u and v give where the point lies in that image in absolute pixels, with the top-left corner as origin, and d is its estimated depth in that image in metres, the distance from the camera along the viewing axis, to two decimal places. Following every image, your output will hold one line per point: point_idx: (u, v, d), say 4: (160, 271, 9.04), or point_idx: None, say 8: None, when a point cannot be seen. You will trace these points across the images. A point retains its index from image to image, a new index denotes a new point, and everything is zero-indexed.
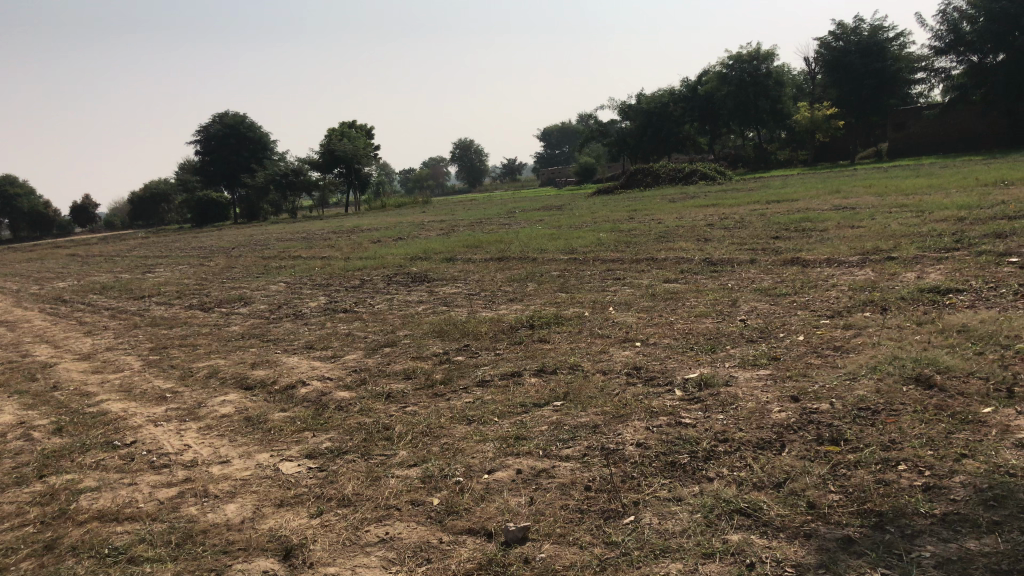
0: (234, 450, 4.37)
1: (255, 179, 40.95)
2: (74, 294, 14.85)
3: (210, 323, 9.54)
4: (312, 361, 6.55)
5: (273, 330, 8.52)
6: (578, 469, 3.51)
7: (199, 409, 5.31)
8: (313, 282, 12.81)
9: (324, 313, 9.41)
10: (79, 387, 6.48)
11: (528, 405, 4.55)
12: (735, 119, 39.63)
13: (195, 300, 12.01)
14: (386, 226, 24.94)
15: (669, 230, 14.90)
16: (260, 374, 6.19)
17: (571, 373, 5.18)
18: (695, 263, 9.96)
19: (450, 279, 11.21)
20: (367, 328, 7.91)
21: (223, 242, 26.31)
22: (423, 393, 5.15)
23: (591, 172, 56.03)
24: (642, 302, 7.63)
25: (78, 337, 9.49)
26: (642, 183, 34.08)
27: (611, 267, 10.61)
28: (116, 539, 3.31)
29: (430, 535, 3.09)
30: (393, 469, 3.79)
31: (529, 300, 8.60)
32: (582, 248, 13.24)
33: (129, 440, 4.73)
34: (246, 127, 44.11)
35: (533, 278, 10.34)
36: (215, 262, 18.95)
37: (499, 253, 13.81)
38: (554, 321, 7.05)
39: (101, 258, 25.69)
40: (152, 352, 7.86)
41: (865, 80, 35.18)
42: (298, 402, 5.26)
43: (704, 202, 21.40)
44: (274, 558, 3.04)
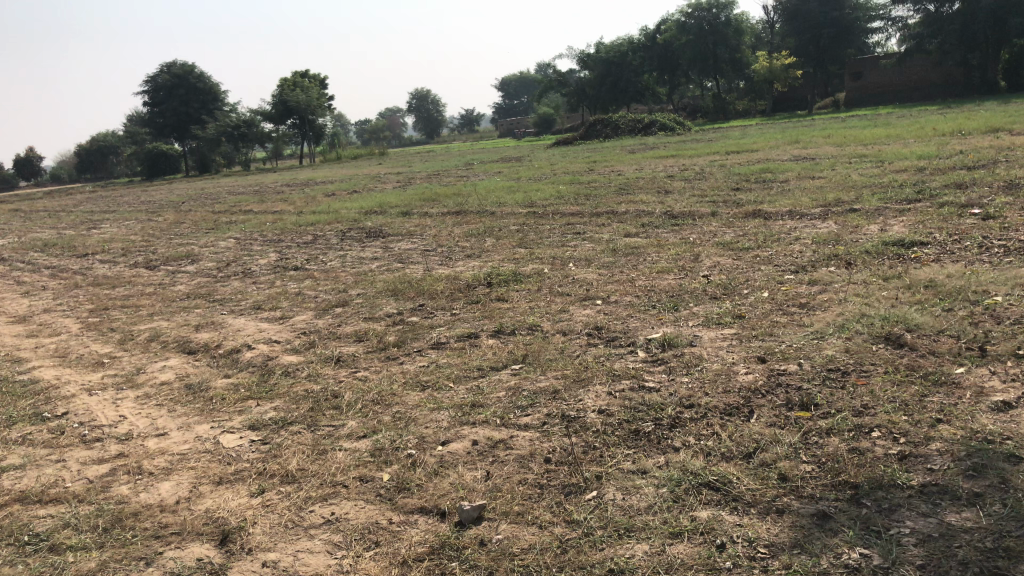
0: (172, 421, 4.11)
1: (206, 131, 39.82)
2: (14, 252, 14.27)
3: (156, 282, 9.15)
4: (261, 323, 6.26)
5: (220, 289, 8.19)
6: (537, 439, 3.32)
7: (138, 376, 5.02)
8: (265, 238, 12.41)
9: (276, 271, 9.08)
10: (12, 353, 6.12)
11: (485, 369, 4.34)
12: (694, 70, 39.35)
13: (141, 258, 11.57)
14: (341, 179, 24.38)
15: (629, 182, 14.72)
16: (205, 338, 5.89)
17: (530, 334, 4.98)
18: (657, 216, 9.77)
19: (407, 234, 10.91)
20: (319, 287, 7.63)
21: (173, 197, 25.58)
22: (375, 357, 4.91)
23: (549, 123, 55.45)
24: (602, 257, 7.45)
25: (15, 298, 9.05)
26: (601, 135, 33.77)
27: (571, 220, 10.39)
28: (39, 524, 3.05)
29: (379, 515, 2.88)
30: (341, 442, 3.57)
31: (486, 256, 8.38)
32: (541, 201, 13.01)
33: (59, 411, 4.43)
34: (195, 76, 42.70)
35: (492, 232, 10.09)
36: (164, 217, 18.37)
37: (457, 206, 13.50)
38: (513, 278, 6.83)
39: (45, 213, 24.82)
40: (92, 314, 7.50)
41: (823, 29, 35.04)
42: (244, 368, 4.99)
43: (663, 154, 21.19)
44: (209, 544, 2.81)
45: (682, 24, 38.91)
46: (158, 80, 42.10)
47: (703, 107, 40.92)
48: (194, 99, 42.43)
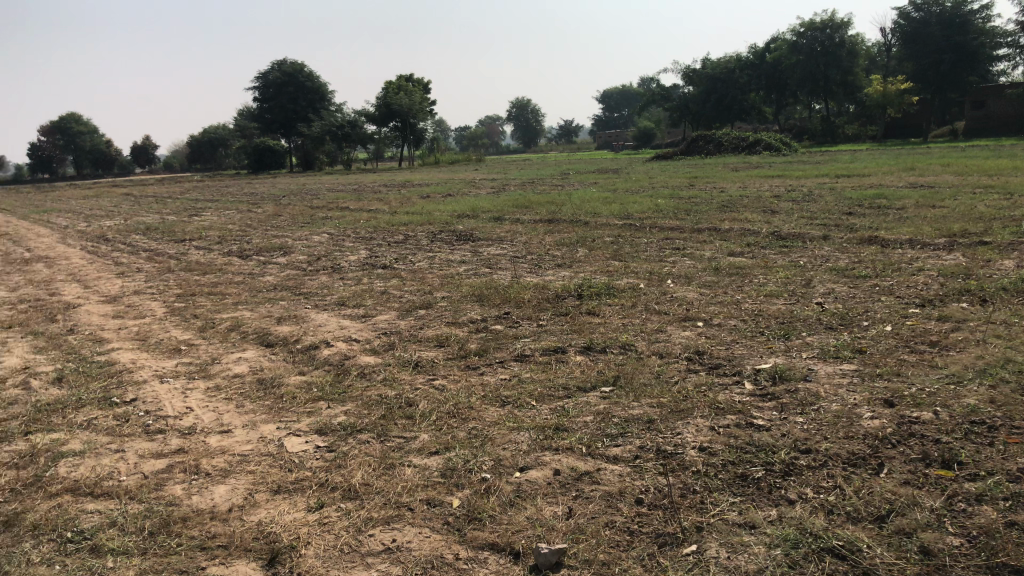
0: (238, 418, 3.88)
1: (312, 129, 40.67)
2: (118, 234, 14.64)
3: (246, 271, 9.12)
4: (342, 320, 6.06)
5: (308, 282, 8.07)
6: (628, 476, 2.95)
7: (212, 366, 4.84)
8: (356, 235, 12.34)
9: (363, 268, 8.92)
10: (95, 332, 6.08)
11: (572, 389, 3.98)
12: (803, 90, 38.14)
13: (234, 246, 11.64)
14: (436, 182, 24.42)
15: (733, 200, 14.14)
16: (284, 331, 5.70)
17: (623, 354, 4.60)
18: (762, 236, 9.22)
19: (498, 240, 10.64)
20: (405, 287, 7.41)
21: (275, 190, 26.14)
22: (455, 365, 4.60)
23: (649, 137, 54.47)
24: (704, 276, 6.99)
25: (109, 278, 9.16)
26: (703, 151, 33.03)
27: (670, 235, 9.93)
28: (83, 520, 2.84)
29: (445, 547, 2.56)
30: (411, 457, 3.27)
31: (579, 267, 8.02)
32: (638, 214, 12.58)
33: (128, 397, 4.27)
34: (304, 75, 43.72)
35: (585, 243, 9.71)
36: (262, 209, 18.67)
37: (551, 214, 13.18)
38: (606, 292, 6.43)
39: (154, 198, 25.69)
40: (179, 298, 7.46)
41: (944, 54, 33.43)
42: (319, 366, 4.76)
43: (768, 173, 20.40)
44: (256, 563, 2.53)
45: (794, 44, 37.80)
46: (269, 76, 43.33)
47: (809, 129, 39.54)
48: (302, 97, 43.44)
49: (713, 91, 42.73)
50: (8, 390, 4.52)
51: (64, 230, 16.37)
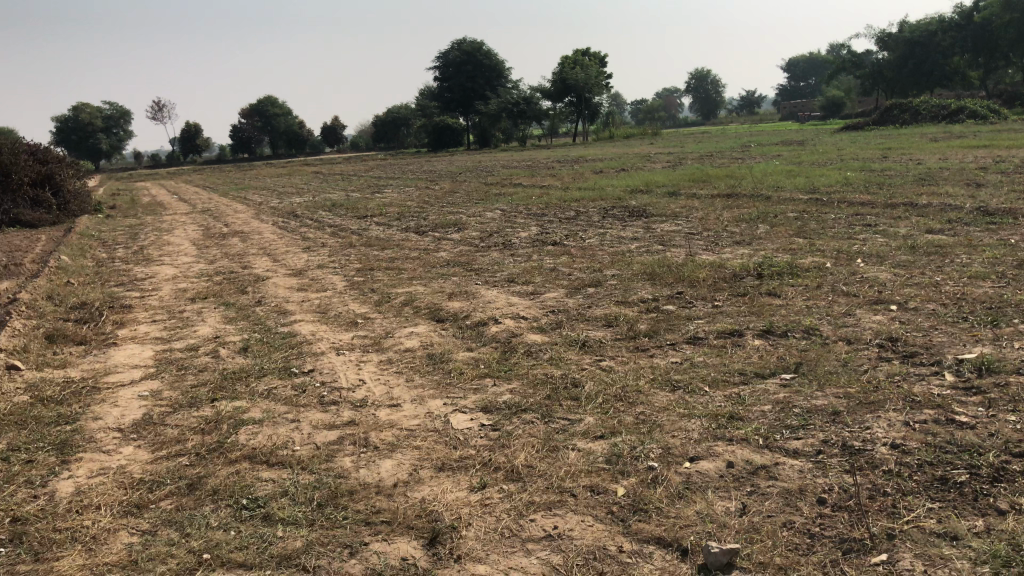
0: (406, 392, 3.93)
1: (489, 106, 41.28)
2: (307, 210, 15.47)
3: (421, 247, 9.34)
4: (511, 296, 6.05)
5: (480, 258, 8.15)
6: (810, 474, 2.72)
7: (384, 340, 4.96)
8: (529, 211, 12.38)
9: (534, 244, 8.92)
10: (280, 304, 6.39)
11: (749, 375, 3.75)
12: (1015, 51, 34.72)
13: (412, 222, 11.98)
14: (611, 157, 24.15)
15: (932, 172, 13.06)
16: (455, 307, 5.75)
17: (805, 338, 4.29)
18: (966, 212, 8.42)
19: (672, 216, 10.33)
20: (575, 264, 7.32)
21: (453, 167, 26.79)
22: (624, 346, 4.46)
23: (836, 107, 51.41)
24: (899, 255, 6.46)
25: (297, 252, 9.66)
26: (897, 120, 30.83)
27: (860, 211, 9.28)
28: (258, 488, 2.95)
29: (608, 538, 2.44)
30: (575, 440, 3.17)
31: (759, 244, 7.63)
32: (825, 188, 11.86)
33: (307, 368, 4.44)
34: (482, 54, 44.45)
35: (766, 219, 9.24)
36: (440, 186, 19.15)
37: (729, 189, 12.67)
38: (787, 271, 6.06)
39: (341, 176, 27.00)
40: (358, 273, 7.73)
41: None
42: (487, 343, 4.75)
43: (975, 143, 18.70)
44: (417, 541, 2.51)
45: (1006, 1, 34.43)
46: (448, 56, 44.39)
47: (1021, 94, 35.99)
48: (480, 76, 44.20)
49: (910, 55, 39.72)
50: (201, 358, 4.81)
51: (259, 207, 17.49)
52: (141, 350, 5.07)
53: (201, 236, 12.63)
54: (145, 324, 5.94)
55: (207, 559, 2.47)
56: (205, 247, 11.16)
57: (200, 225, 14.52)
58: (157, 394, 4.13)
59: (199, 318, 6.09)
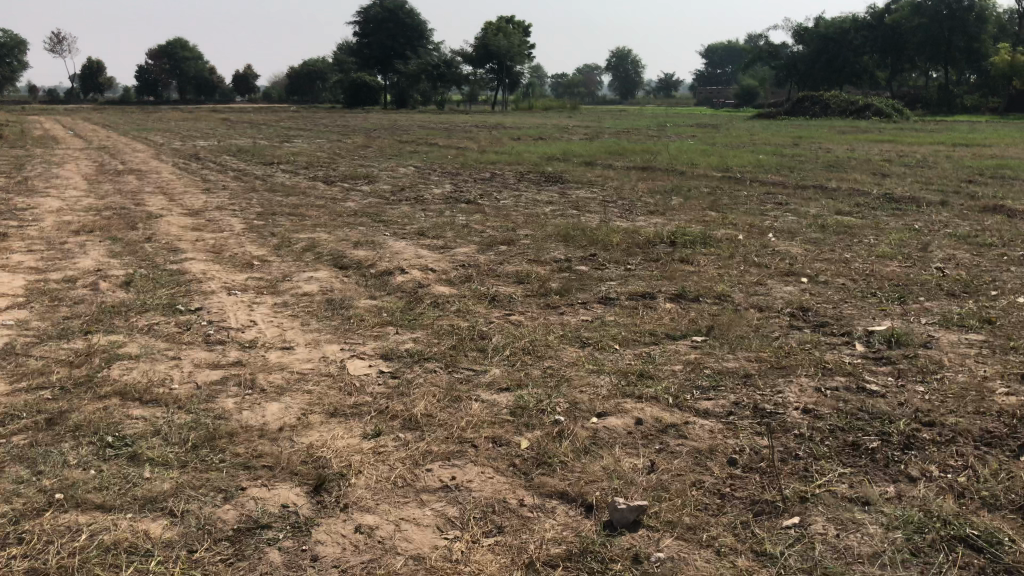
0: (301, 335, 3.68)
1: (408, 67, 40.45)
2: (210, 154, 14.76)
3: (330, 196, 8.97)
4: (420, 249, 5.81)
5: (389, 211, 7.86)
6: (721, 435, 2.61)
7: (282, 283, 4.66)
8: (443, 170, 12.09)
9: (447, 201, 8.67)
10: (172, 242, 5.99)
11: (660, 336, 3.65)
12: (921, 55, 36.04)
13: (321, 173, 11.54)
14: (529, 126, 23.96)
15: (840, 161, 13.35)
16: (360, 255, 5.48)
17: (717, 304, 4.22)
18: (873, 198, 8.58)
19: (588, 184, 10.23)
20: (487, 222, 7.12)
21: (368, 124, 26.14)
22: (534, 302, 4.30)
23: (751, 96, 52.46)
24: (809, 233, 6.49)
25: (195, 193, 9.14)
26: (808, 113, 31.65)
27: (772, 190, 9.37)
28: (126, 425, 2.66)
29: (509, 492, 2.27)
30: (479, 391, 2.99)
31: (673, 214, 7.58)
32: (738, 167, 11.96)
33: (195, 307, 4.13)
34: (405, 12, 43.46)
35: (681, 192, 9.23)
36: (353, 140, 18.60)
37: (645, 163, 12.66)
38: (701, 241, 6.01)
39: (250, 124, 26.01)
40: (259, 217, 7.34)
41: None
42: (392, 292, 4.51)
43: (880, 138, 19.28)
44: (301, 489, 2.29)
45: (917, 5, 35.64)
46: (370, 12, 43.24)
47: (923, 97, 37.43)
48: (401, 35, 43.24)
49: (824, 51, 40.74)
50: (77, 290, 4.42)
51: (159, 148, 16.62)
52: (10, 278, 4.64)
53: (93, 172, 11.88)
54: (19, 253, 5.46)
55: (58, 499, 2.19)
56: (95, 182, 10.48)
57: (93, 161, 13.70)
58: (23, 324, 3.75)
59: (80, 250, 5.64)
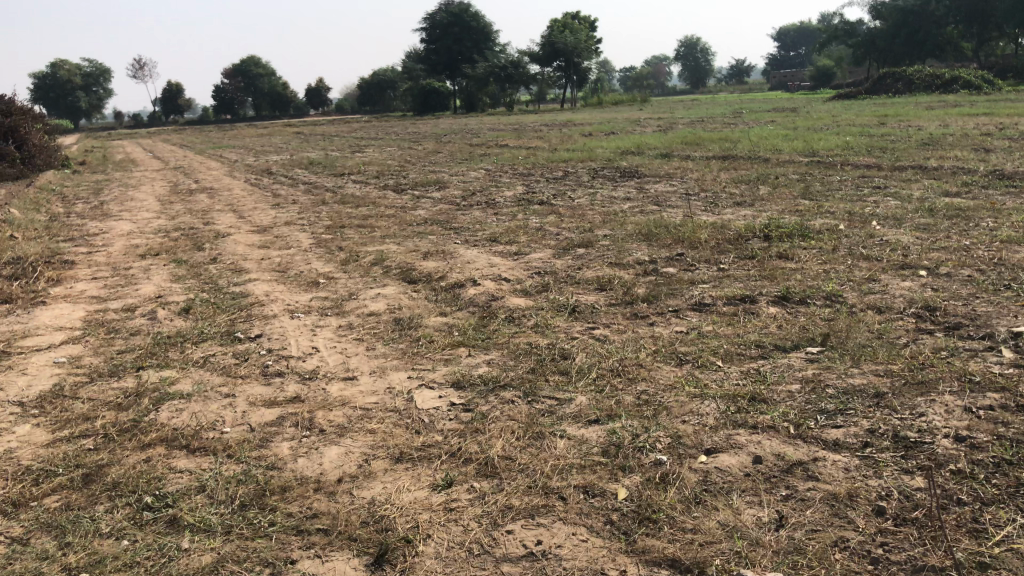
0: (366, 362, 3.35)
1: (476, 70, 40.33)
2: (282, 168, 14.76)
3: (399, 204, 8.71)
4: (493, 257, 5.45)
5: (460, 217, 7.53)
6: (860, 475, 2.16)
7: (346, 302, 4.35)
8: (514, 171, 11.74)
9: (519, 203, 8.32)
10: (237, 262, 5.77)
11: (768, 350, 3.19)
12: (1010, 23, 34.14)
13: (391, 181, 11.34)
14: (600, 121, 23.45)
15: (936, 138, 12.50)
16: (429, 267, 5.15)
17: (829, 307, 3.73)
18: (982, 176, 7.87)
19: (666, 177, 9.74)
20: (563, 224, 6.73)
21: (437, 129, 26.05)
22: (619, 313, 3.89)
23: (828, 77, 50.65)
24: (918, 218, 5.90)
25: (265, 209, 9.00)
26: (891, 89, 30.29)
27: (866, 173, 8.72)
28: (169, 481, 2.36)
29: (607, 559, 1.88)
30: (565, 425, 2.59)
31: (762, 205, 7.06)
32: (825, 151, 11.29)
33: (254, 333, 3.85)
34: (470, 15, 43.32)
35: (767, 180, 8.66)
36: (422, 146, 18.43)
37: (725, 151, 12.07)
38: (798, 234, 5.49)
39: (323, 136, 26.20)
40: (327, 230, 7.10)
41: None
42: (463, 306, 4.16)
43: (974, 112, 18.14)
44: (360, 560, 1.94)
45: None
46: (436, 17, 43.25)
47: (1015, 66, 35.43)
48: (467, 38, 43.15)
49: (905, 24, 38.85)
50: (135, 320, 4.20)
51: (234, 164, 16.74)
52: (69, 308, 4.45)
53: (167, 192, 11.93)
54: (83, 282, 5.31)
55: None
56: (169, 203, 10.48)
57: (168, 181, 13.81)
58: (75, 362, 3.52)
59: (144, 275, 5.47)
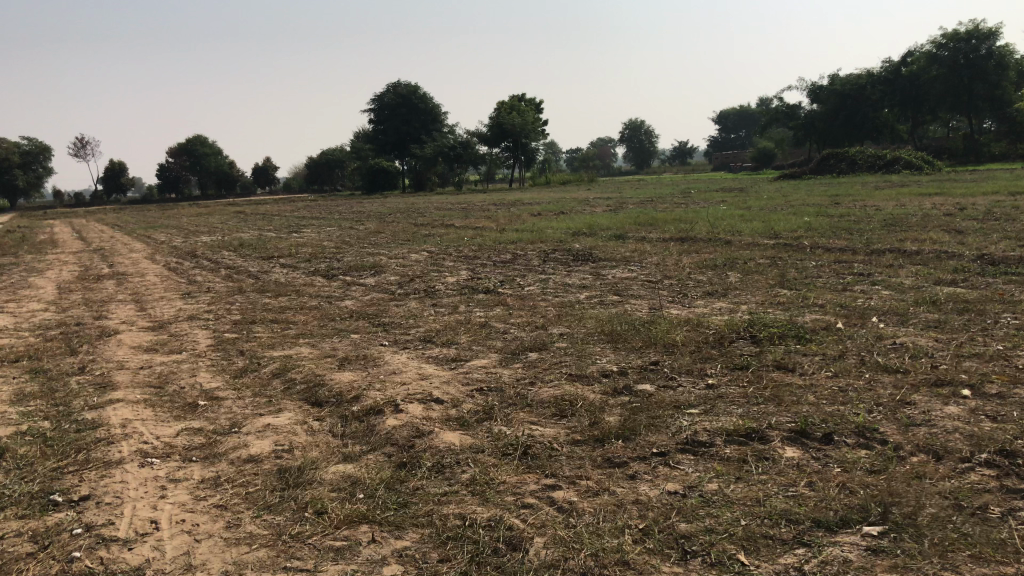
0: (219, 555, 2.26)
1: (423, 149, 39.75)
2: (207, 251, 13.59)
3: (326, 294, 7.66)
4: (425, 364, 4.42)
5: (393, 309, 6.52)
6: None
7: (224, 440, 3.27)
8: (458, 254, 10.79)
9: (461, 292, 7.33)
10: (108, 373, 4.63)
11: (810, 534, 2.20)
12: (942, 107, 34.79)
13: (322, 265, 10.29)
14: (549, 200, 22.80)
15: (899, 218, 11.96)
16: (343, 380, 4.10)
17: (869, 450, 2.78)
18: (970, 261, 7.15)
19: (622, 261, 8.88)
20: (511, 318, 5.75)
21: (381, 208, 25.08)
22: (588, 457, 2.87)
23: (768, 158, 51.44)
24: (924, 313, 5.07)
25: (172, 300, 7.84)
26: (835, 170, 30.33)
27: (842, 257, 7.97)
28: None
29: None
30: None
31: (738, 295, 6.20)
32: (788, 233, 10.60)
33: (77, 494, 2.73)
34: (418, 96, 42.98)
35: (735, 265, 7.85)
36: (363, 226, 17.47)
37: (682, 233, 11.33)
38: (793, 334, 4.58)
39: (263, 215, 25.08)
40: (233, 327, 6.02)
41: None
42: (377, 446, 3.11)
43: (927, 191, 17.87)
44: None
45: (933, 55, 34.73)
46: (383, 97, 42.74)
47: (949, 148, 35.94)
48: (415, 118, 42.88)
49: (843, 107, 38.89)
50: None
51: (158, 246, 15.50)
52: None
53: (72, 277, 10.69)
54: None
55: None
56: (67, 291, 9.25)
57: (79, 265, 12.54)
58: None
59: None
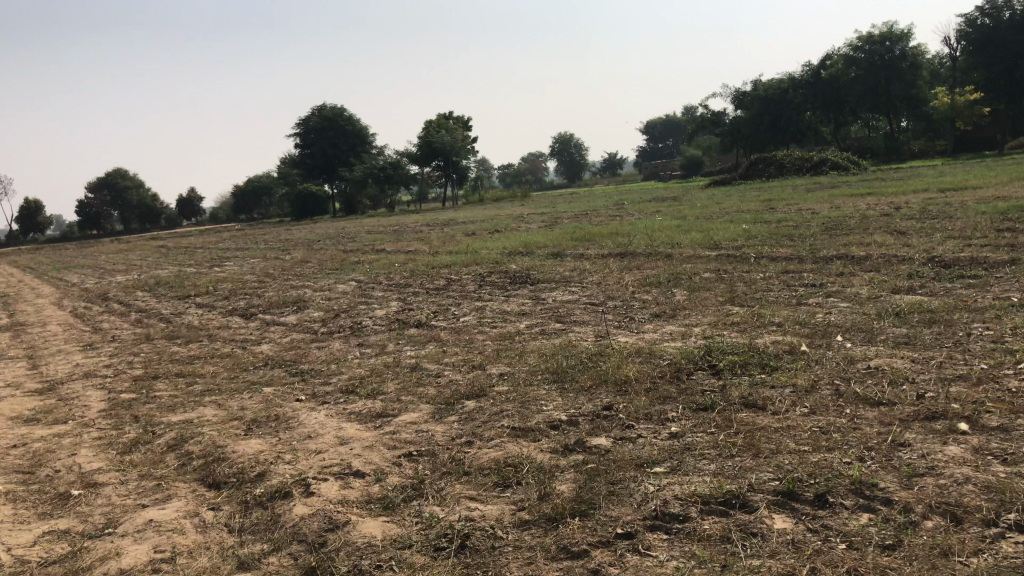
0: None
1: (354, 173, 38.93)
2: (120, 292, 12.71)
3: (244, 337, 7.01)
4: (346, 423, 3.85)
5: (316, 352, 5.91)
6: None
7: (90, 547, 2.65)
8: (388, 282, 10.20)
9: (391, 328, 6.75)
10: None
11: None
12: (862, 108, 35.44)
13: (242, 302, 9.59)
14: (484, 218, 22.32)
15: (837, 221, 11.78)
16: (249, 451, 3.50)
17: (874, 515, 2.31)
18: (922, 265, 6.85)
19: (562, 282, 8.40)
20: (446, 357, 5.20)
21: (310, 235, 24.26)
22: (539, 545, 2.35)
23: (697, 165, 51.88)
24: (891, 328, 4.69)
25: (71, 353, 7.10)
26: (764, 174, 30.35)
27: (789, 267, 7.62)
28: None
29: None
30: None
31: (689, 316, 5.76)
32: (729, 242, 10.29)
33: None
34: (344, 119, 42.10)
35: (680, 281, 7.44)
36: (290, 256, 16.72)
37: (621, 247, 10.93)
38: (757, 362, 4.13)
39: (186, 249, 24.03)
40: (133, 386, 5.35)
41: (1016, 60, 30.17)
42: (282, 545, 2.54)
43: (859, 192, 17.89)
44: None
45: (851, 58, 35.18)
46: (309, 122, 41.79)
47: (872, 148, 36.04)
48: (343, 142, 41.99)
49: (766, 113, 38.66)
50: None
51: (68, 289, 14.52)
52: None
53: None
54: None
55: None
56: None
57: None
58: None
59: None
